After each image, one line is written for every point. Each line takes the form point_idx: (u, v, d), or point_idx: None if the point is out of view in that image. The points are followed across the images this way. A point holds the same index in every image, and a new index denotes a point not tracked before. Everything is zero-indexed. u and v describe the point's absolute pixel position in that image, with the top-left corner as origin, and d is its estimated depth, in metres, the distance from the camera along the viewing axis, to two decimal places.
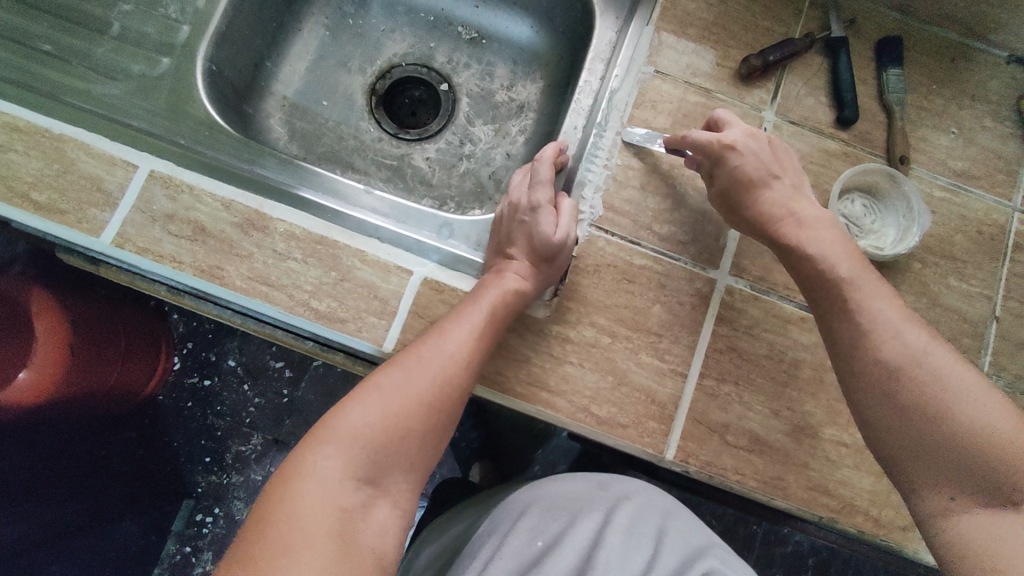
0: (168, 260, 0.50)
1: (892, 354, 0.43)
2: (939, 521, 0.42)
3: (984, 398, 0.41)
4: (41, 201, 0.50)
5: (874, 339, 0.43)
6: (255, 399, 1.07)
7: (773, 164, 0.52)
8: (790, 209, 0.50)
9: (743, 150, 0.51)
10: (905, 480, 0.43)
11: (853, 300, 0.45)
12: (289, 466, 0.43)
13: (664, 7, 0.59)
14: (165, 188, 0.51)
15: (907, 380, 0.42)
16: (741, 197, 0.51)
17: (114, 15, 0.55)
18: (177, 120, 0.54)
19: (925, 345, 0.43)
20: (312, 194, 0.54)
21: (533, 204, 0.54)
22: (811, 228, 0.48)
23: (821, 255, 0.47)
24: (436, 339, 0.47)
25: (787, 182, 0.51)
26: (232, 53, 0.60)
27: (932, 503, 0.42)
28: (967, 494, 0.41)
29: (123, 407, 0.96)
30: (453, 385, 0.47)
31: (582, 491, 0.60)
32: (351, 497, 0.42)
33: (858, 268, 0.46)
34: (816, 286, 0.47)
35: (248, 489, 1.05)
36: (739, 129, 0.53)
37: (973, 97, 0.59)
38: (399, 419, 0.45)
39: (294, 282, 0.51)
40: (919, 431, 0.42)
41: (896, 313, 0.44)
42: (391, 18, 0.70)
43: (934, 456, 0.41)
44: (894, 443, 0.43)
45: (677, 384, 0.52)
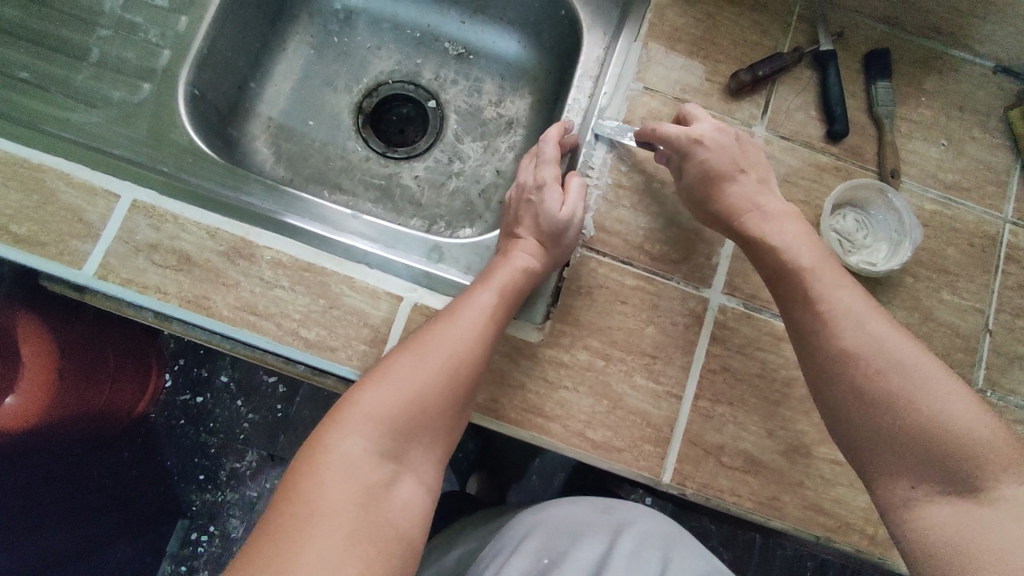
0: (152, 291, 0.49)
1: (854, 341, 0.42)
2: (904, 514, 0.40)
3: (948, 385, 0.40)
4: (21, 233, 0.49)
5: (835, 326, 0.43)
6: (248, 415, 1.05)
7: (740, 157, 0.51)
8: (755, 203, 0.49)
9: (711, 144, 0.51)
10: (870, 471, 0.42)
11: (815, 288, 0.44)
12: (312, 446, 0.42)
13: (652, 22, 0.58)
14: (148, 218, 0.50)
15: (867, 366, 0.41)
16: (706, 191, 0.51)
17: (93, 40, 0.54)
18: (159, 147, 0.53)
19: (887, 333, 0.42)
20: (297, 220, 0.54)
21: (539, 181, 0.55)
22: (775, 221, 0.48)
23: (783, 245, 0.46)
24: (453, 315, 0.47)
25: (752, 176, 0.51)
26: (214, 76, 0.59)
27: (896, 494, 0.40)
28: (930, 483, 0.39)
29: (115, 428, 0.93)
30: (474, 359, 0.46)
31: (588, 515, 0.60)
32: (376, 473, 0.41)
33: (821, 257, 0.45)
34: (779, 277, 0.46)
35: (244, 506, 1.02)
36: (708, 123, 0.52)
37: (963, 108, 0.59)
38: (421, 394, 0.44)
39: (281, 311, 0.50)
40: (880, 419, 0.40)
41: (858, 302, 0.43)
42: (376, 34, 0.69)
43: (896, 443, 0.40)
44: (858, 432, 0.42)
45: (671, 406, 0.51)
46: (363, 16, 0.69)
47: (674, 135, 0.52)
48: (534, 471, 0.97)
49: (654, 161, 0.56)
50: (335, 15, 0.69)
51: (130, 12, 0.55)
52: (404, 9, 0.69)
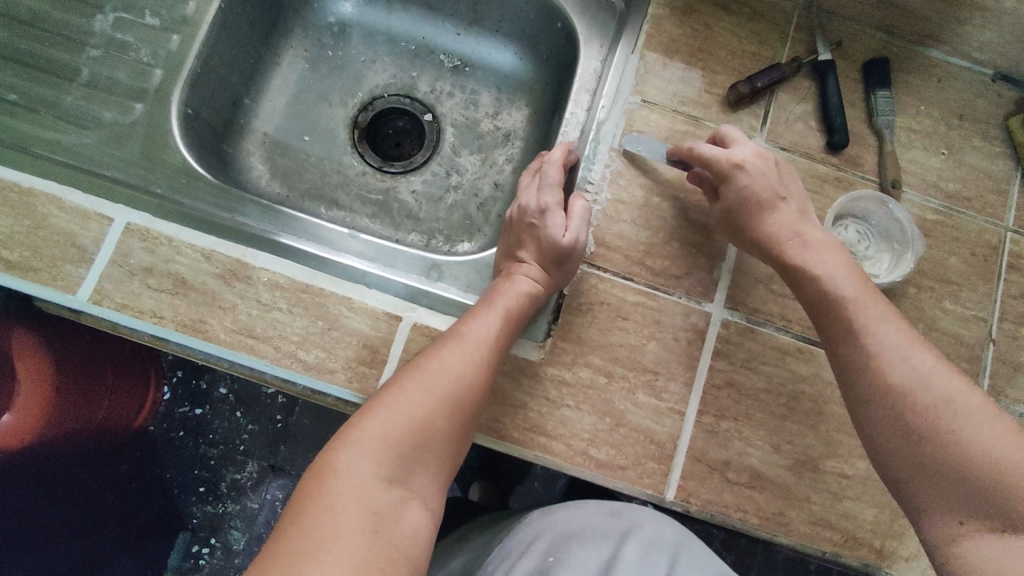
0: (148, 315, 0.49)
1: (899, 376, 0.42)
2: (951, 550, 0.39)
3: (996, 423, 0.39)
4: (13, 259, 0.48)
5: (879, 360, 0.43)
6: (249, 426, 1.03)
7: (781, 184, 0.50)
8: (796, 230, 0.48)
9: (752, 169, 0.50)
10: (915, 506, 0.41)
11: (858, 321, 0.44)
12: (319, 468, 0.41)
13: (649, 34, 0.58)
14: (143, 241, 0.50)
15: (912, 401, 0.41)
16: (746, 217, 0.50)
17: (83, 61, 0.54)
18: (153, 168, 0.53)
19: (932, 369, 0.42)
20: (292, 240, 0.53)
21: (542, 206, 0.53)
22: (817, 248, 0.47)
23: (829, 275, 0.46)
24: (457, 336, 0.47)
25: (794, 203, 0.50)
26: (208, 94, 0.58)
27: (942, 530, 0.40)
28: (980, 520, 0.38)
29: (116, 439, 0.92)
30: (480, 382, 0.46)
31: (596, 520, 0.58)
32: (383, 497, 0.40)
33: (864, 290, 0.45)
34: (820, 309, 0.46)
35: (246, 518, 1.00)
36: (748, 147, 0.51)
37: (962, 117, 0.59)
38: (427, 417, 0.43)
39: (280, 334, 0.49)
40: (926, 454, 0.40)
41: (903, 339, 0.43)
42: (371, 48, 0.69)
43: (942, 478, 0.39)
44: (902, 467, 0.41)
45: (675, 423, 0.51)
46: (357, 30, 0.68)
47: (713, 160, 0.51)
48: (535, 475, 0.96)
49: (653, 175, 0.56)
50: (329, 29, 0.68)
51: (120, 31, 0.55)
52: (399, 22, 0.68)
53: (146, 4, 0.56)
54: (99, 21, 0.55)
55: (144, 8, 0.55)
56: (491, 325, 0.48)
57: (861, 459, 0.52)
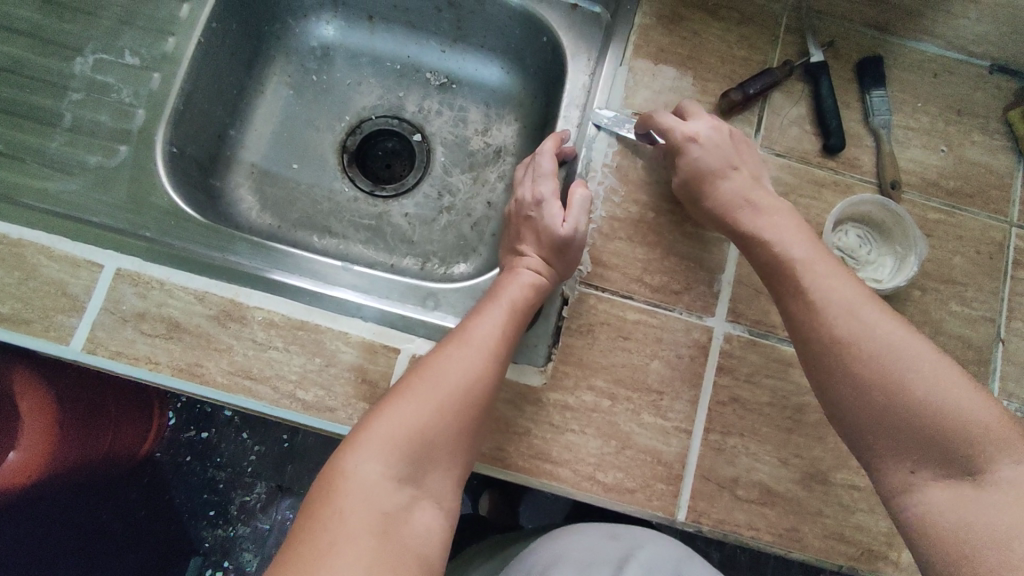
0: (144, 362, 0.48)
1: (849, 331, 0.40)
2: (905, 501, 0.39)
3: (941, 369, 0.38)
4: (4, 311, 0.48)
5: (829, 317, 0.41)
6: (256, 448, 0.93)
7: (733, 156, 0.51)
8: (748, 199, 0.49)
9: (705, 142, 0.51)
10: (869, 460, 0.40)
11: (808, 280, 0.43)
12: (328, 473, 0.40)
13: (636, 44, 0.57)
14: (134, 286, 0.49)
15: (863, 355, 0.39)
16: (698, 189, 0.51)
17: (65, 105, 0.53)
18: (141, 212, 0.52)
19: (881, 321, 0.40)
20: (284, 276, 0.52)
21: (536, 198, 0.53)
22: (766, 215, 0.48)
23: (777, 239, 0.46)
24: (462, 335, 0.46)
25: (745, 173, 0.51)
26: (192, 130, 0.58)
27: (896, 481, 0.39)
28: (933, 469, 0.38)
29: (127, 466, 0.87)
30: (486, 378, 0.44)
31: (593, 542, 0.56)
32: (393, 498, 0.39)
33: (813, 251, 0.44)
34: (772, 272, 0.46)
35: (258, 539, 0.91)
36: (704, 122, 0.52)
37: (960, 112, 0.58)
38: (436, 416, 0.42)
39: (277, 373, 0.49)
40: (879, 408, 0.39)
41: (849, 291, 0.42)
42: (356, 70, 0.68)
43: (894, 431, 0.39)
44: (856, 420, 0.40)
45: (682, 442, 0.50)
46: (341, 52, 0.68)
47: (668, 131, 0.52)
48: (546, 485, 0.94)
49: (648, 189, 0.55)
50: (313, 53, 0.67)
51: (101, 73, 0.54)
52: (383, 42, 0.67)
53: (125, 43, 0.55)
54: (79, 64, 0.54)
55: (124, 47, 0.55)
56: (495, 322, 0.46)
57: None
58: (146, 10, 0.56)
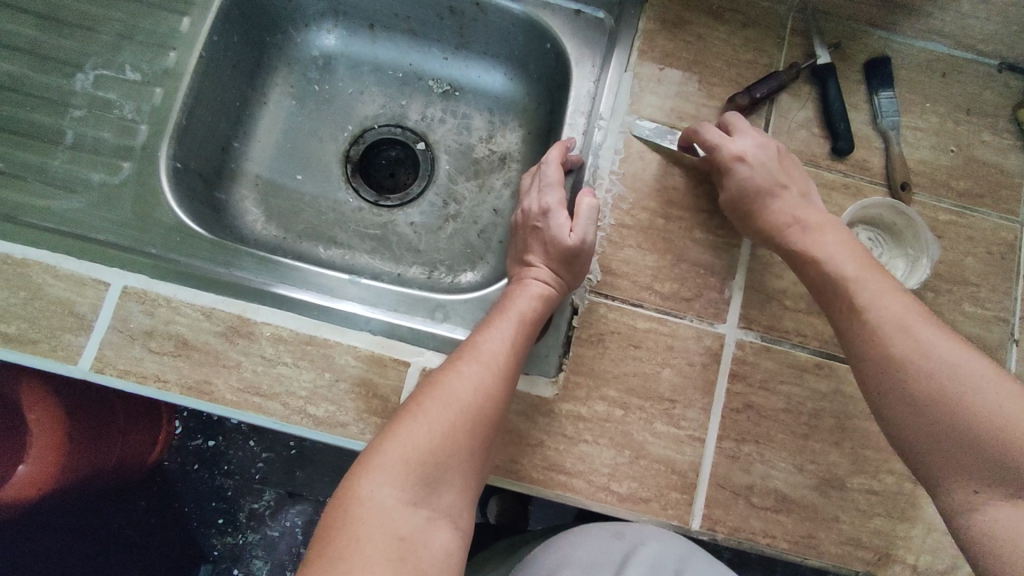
0: (152, 380, 0.48)
1: (903, 349, 0.41)
2: (965, 519, 0.38)
3: (1001, 386, 0.38)
4: (10, 332, 0.48)
5: (883, 333, 0.42)
6: (264, 454, 0.93)
7: (782, 172, 0.50)
8: (797, 217, 0.49)
9: (753, 161, 0.50)
10: (927, 478, 0.40)
11: (860, 298, 0.43)
12: (342, 497, 0.40)
13: (641, 50, 0.57)
14: (141, 304, 0.49)
15: (919, 373, 0.40)
16: (748, 207, 0.50)
17: (67, 122, 0.53)
18: (147, 228, 0.52)
19: (938, 340, 0.40)
20: (290, 290, 0.52)
21: (543, 208, 0.52)
22: (818, 233, 0.47)
23: (829, 257, 0.46)
24: (471, 351, 0.45)
25: (795, 190, 0.50)
26: (196, 144, 0.57)
27: (956, 499, 0.39)
28: (994, 487, 0.37)
29: (133, 475, 0.86)
30: (495, 395, 0.44)
31: (601, 545, 0.53)
32: (409, 521, 0.39)
33: (864, 267, 0.45)
34: (826, 289, 0.46)
35: (268, 546, 0.92)
36: (750, 139, 0.51)
37: (969, 112, 0.57)
38: (447, 436, 0.41)
39: (287, 390, 0.48)
40: (937, 425, 0.39)
41: (904, 310, 0.42)
42: (358, 79, 0.67)
43: (952, 449, 0.38)
44: (912, 435, 0.40)
45: (696, 450, 0.50)
46: (343, 61, 0.67)
47: (713, 149, 0.51)
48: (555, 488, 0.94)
49: (655, 196, 0.54)
50: (314, 62, 0.67)
51: (102, 89, 0.54)
52: (384, 51, 0.67)
53: (126, 58, 0.55)
54: (80, 80, 0.54)
55: (124, 63, 0.55)
56: (504, 336, 0.46)
57: (886, 474, 0.51)
58: (145, 24, 0.56)
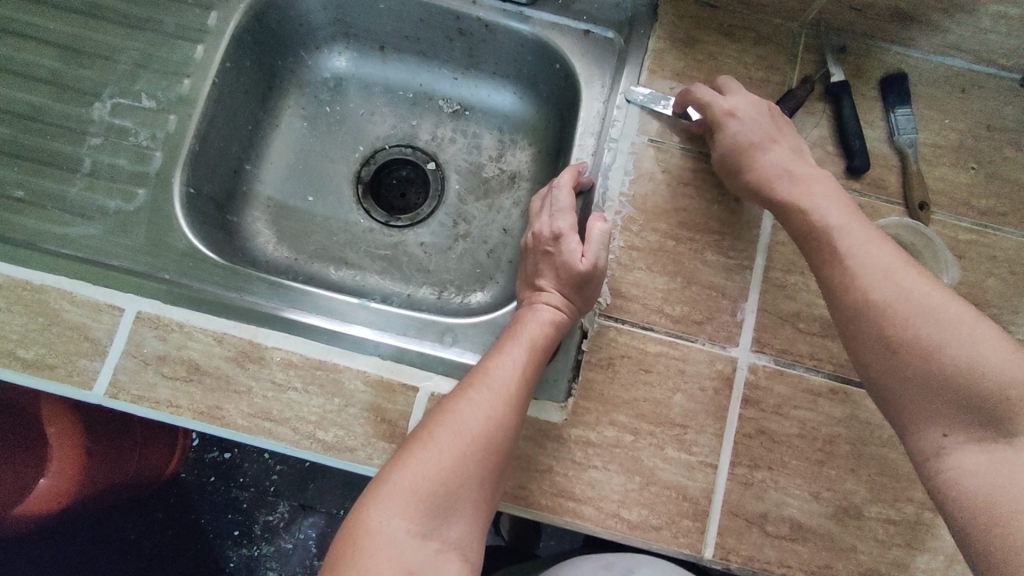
0: (164, 406, 0.48)
1: (884, 296, 0.39)
2: (938, 466, 0.37)
3: (978, 330, 0.37)
4: (29, 357, 0.48)
5: (860, 279, 0.40)
6: (279, 466, 0.91)
7: (772, 128, 0.50)
8: (785, 167, 0.48)
9: (744, 117, 0.50)
10: (901, 423, 0.39)
11: (842, 245, 0.42)
12: (351, 529, 0.40)
13: (651, 70, 0.56)
14: (154, 328, 0.50)
15: (898, 318, 0.39)
16: (738, 163, 0.50)
17: (84, 150, 0.54)
18: (161, 255, 0.53)
19: (918, 286, 0.39)
20: (300, 314, 0.52)
21: (554, 232, 0.52)
22: (805, 184, 0.46)
23: (814, 207, 0.45)
24: (481, 378, 0.45)
25: (783, 145, 0.49)
26: (209, 170, 0.58)
27: (928, 444, 0.38)
28: (966, 430, 0.37)
29: (142, 490, 0.84)
30: (504, 424, 0.43)
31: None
32: (419, 554, 0.39)
33: (851, 216, 0.44)
34: (808, 238, 0.45)
35: (282, 558, 0.89)
36: (743, 97, 0.51)
37: (990, 128, 0.56)
38: (457, 466, 0.41)
39: (297, 415, 0.48)
40: (913, 372, 0.38)
41: (886, 256, 0.41)
42: (369, 99, 0.68)
43: (929, 394, 0.37)
44: (888, 380, 0.39)
45: (708, 477, 0.49)
46: (353, 83, 0.68)
47: (707, 106, 0.51)
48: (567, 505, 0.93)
49: (666, 216, 0.53)
50: (326, 84, 0.67)
51: (119, 117, 0.55)
52: (395, 72, 0.68)
53: (142, 86, 0.56)
54: (98, 109, 0.55)
55: (140, 91, 0.56)
56: (515, 363, 0.46)
57: (906, 502, 0.49)
58: (160, 52, 0.57)
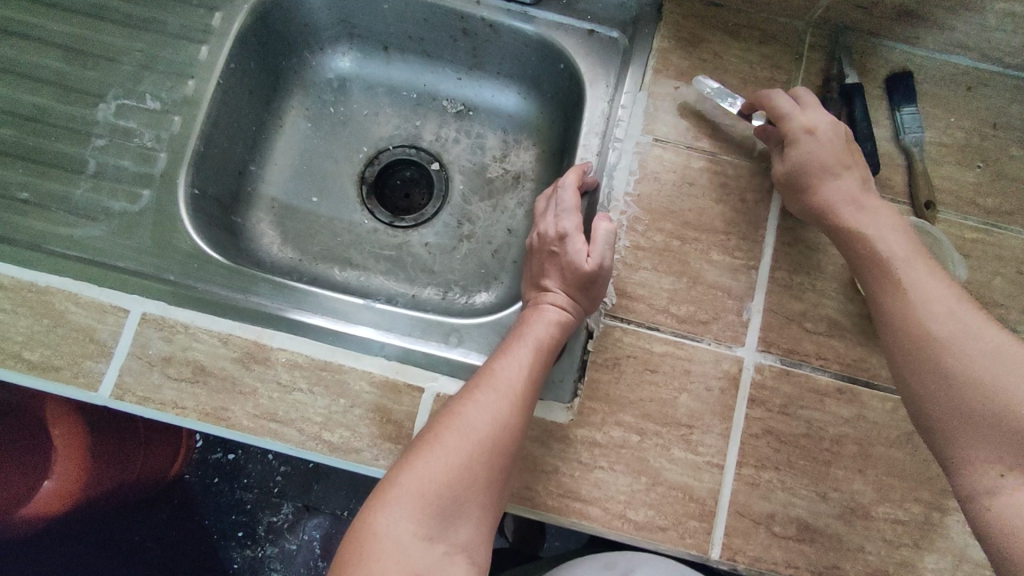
0: (170, 407, 0.48)
1: (947, 330, 0.40)
2: (988, 503, 0.37)
3: None
4: (34, 359, 0.48)
5: (924, 312, 0.41)
6: (282, 468, 0.92)
7: (847, 152, 0.49)
8: (852, 194, 0.48)
9: (822, 136, 0.49)
10: (952, 458, 0.39)
11: (905, 276, 0.43)
12: (359, 531, 0.40)
13: (656, 69, 0.56)
14: (159, 330, 0.50)
15: (961, 353, 0.39)
16: (801, 181, 0.49)
17: (89, 151, 0.54)
18: (166, 256, 0.53)
19: (982, 326, 0.40)
20: (304, 315, 0.52)
21: (560, 233, 0.52)
22: (867, 213, 0.47)
23: (873, 235, 0.45)
24: (488, 379, 0.45)
25: (856, 173, 0.48)
26: (213, 171, 0.58)
27: (978, 482, 0.38)
28: (1020, 472, 0.37)
29: (145, 492, 0.83)
30: (510, 426, 0.43)
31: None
32: (425, 557, 0.39)
33: (909, 248, 0.44)
34: (863, 264, 0.45)
35: (285, 559, 0.89)
36: (824, 115, 0.50)
37: (996, 126, 0.55)
38: (465, 469, 0.41)
39: (302, 416, 0.48)
40: (972, 408, 0.38)
41: (950, 295, 0.42)
42: (373, 100, 0.68)
43: (988, 432, 0.38)
44: (943, 413, 0.39)
45: (714, 478, 0.49)
46: (357, 83, 0.68)
47: (784, 120, 0.50)
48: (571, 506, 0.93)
49: (672, 216, 0.53)
50: (329, 85, 0.67)
51: (123, 118, 0.55)
52: (399, 73, 0.67)
53: (146, 87, 0.56)
54: (102, 110, 0.55)
55: (144, 92, 0.56)
56: (522, 364, 0.46)
57: (913, 503, 0.49)
58: (164, 53, 0.57)
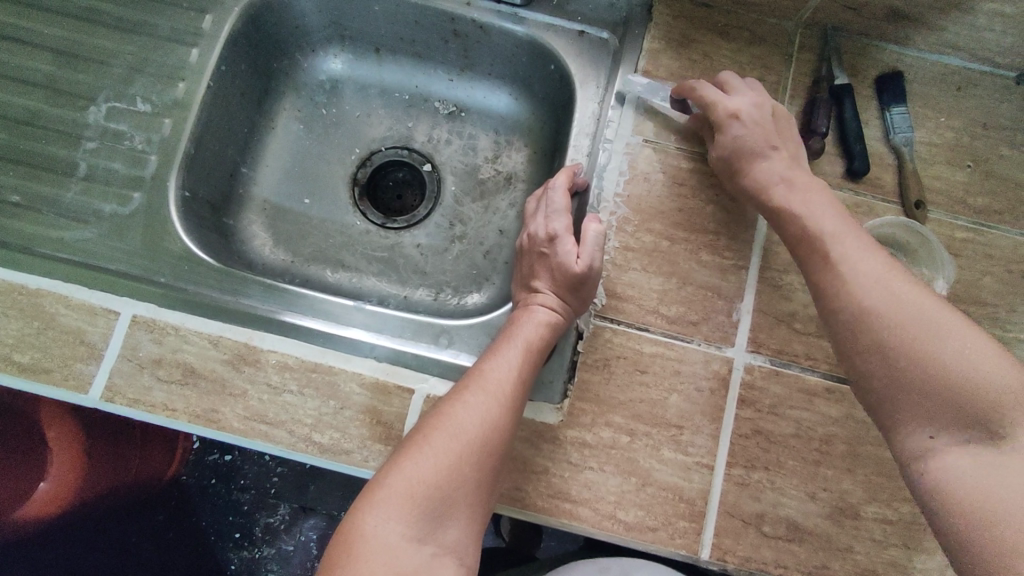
0: (160, 409, 0.48)
1: (877, 302, 0.40)
2: (925, 469, 0.37)
3: (967, 335, 0.37)
4: (24, 361, 0.49)
5: (855, 286, 0.41)
6: (280, 468, 0.88)
7: (775, 134, 0.50)
8: (783, 174, 0.48)
9: (747, 119, 0.50)
10: (891, 429, 0.39)
11: (836, 251, 0.43)
12: (347, 532, 0.40)
13: (646, 70, 0.56)
14: (150, 332, 0.50)
15: (889, 323, 0.39)
16: (736, 166, 0.50)
17: (80, 154, 0.54)
18: (157, 258, 0.53)
19: (910, 292, 0.40)
20: (296, 318, 0.52)
21: (550, 234, 0.52)
22: (802, 192, 0.47)
23: (809, 215, 0.45)
24: (476, 380, 0.45)
25: (784, 153, 0.50)
26: (204, 173, 0.58)
27: (914, 447, 0.38)
28: (953, 434, 0.37)
29: (143, 493, 0.83)
30: (499, 426, 0.43)
31: None
32: (414, 557, 0.39)
33: (842, 223, 0.44)
34: (801, 244, 0.45)
35: (283, 561, 0.86)
36: (748, 98, 0.51)
37: (985, 126, 0.55)
38: (451, 469, 0.41)
39: (293, 417, 0.48)
40: (903, 377, 0.38)
41: (880, 265, 0.41)
42: (365, 101, 0.68)
43: (919, 398, 0.38)
44: (879, 384, 0.39)
45: (704, 478, 0.49)
46: (349, 85, 0.68)
47: (710, 105, 0.51)
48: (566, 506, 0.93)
49: (661, 217, 0.53)
50: (321, 87, 0.67)
51: (113, 121, 0.55)
52: (391, 74, 0.68)
53: (137, 90, 0.56)
54: (93, 113, 0.55)
55: (135, 94, 0.56)
56: (511, 365, 0.46)
57: (902, 502, 0.49)
58: (155, 56, 0.57)
